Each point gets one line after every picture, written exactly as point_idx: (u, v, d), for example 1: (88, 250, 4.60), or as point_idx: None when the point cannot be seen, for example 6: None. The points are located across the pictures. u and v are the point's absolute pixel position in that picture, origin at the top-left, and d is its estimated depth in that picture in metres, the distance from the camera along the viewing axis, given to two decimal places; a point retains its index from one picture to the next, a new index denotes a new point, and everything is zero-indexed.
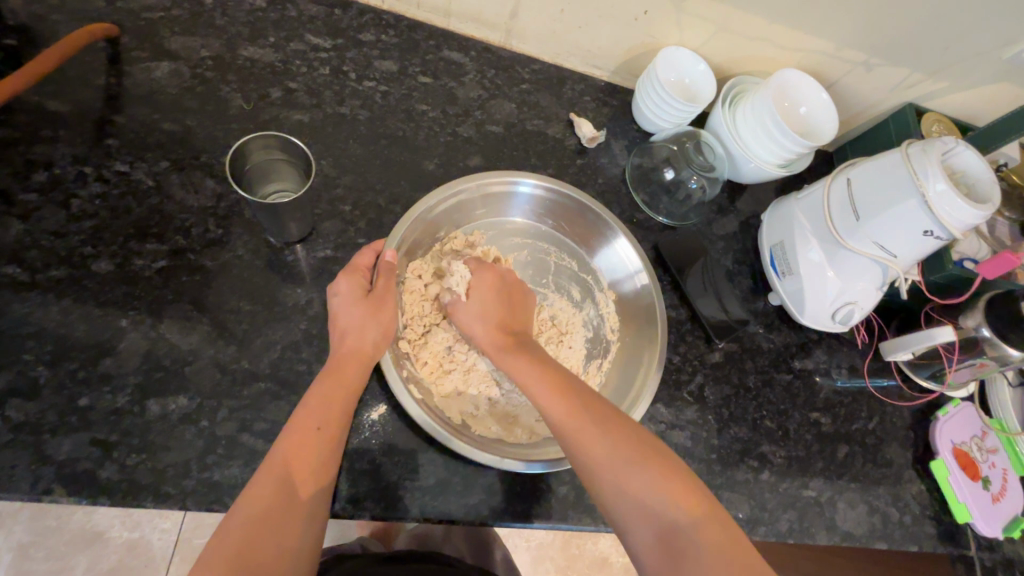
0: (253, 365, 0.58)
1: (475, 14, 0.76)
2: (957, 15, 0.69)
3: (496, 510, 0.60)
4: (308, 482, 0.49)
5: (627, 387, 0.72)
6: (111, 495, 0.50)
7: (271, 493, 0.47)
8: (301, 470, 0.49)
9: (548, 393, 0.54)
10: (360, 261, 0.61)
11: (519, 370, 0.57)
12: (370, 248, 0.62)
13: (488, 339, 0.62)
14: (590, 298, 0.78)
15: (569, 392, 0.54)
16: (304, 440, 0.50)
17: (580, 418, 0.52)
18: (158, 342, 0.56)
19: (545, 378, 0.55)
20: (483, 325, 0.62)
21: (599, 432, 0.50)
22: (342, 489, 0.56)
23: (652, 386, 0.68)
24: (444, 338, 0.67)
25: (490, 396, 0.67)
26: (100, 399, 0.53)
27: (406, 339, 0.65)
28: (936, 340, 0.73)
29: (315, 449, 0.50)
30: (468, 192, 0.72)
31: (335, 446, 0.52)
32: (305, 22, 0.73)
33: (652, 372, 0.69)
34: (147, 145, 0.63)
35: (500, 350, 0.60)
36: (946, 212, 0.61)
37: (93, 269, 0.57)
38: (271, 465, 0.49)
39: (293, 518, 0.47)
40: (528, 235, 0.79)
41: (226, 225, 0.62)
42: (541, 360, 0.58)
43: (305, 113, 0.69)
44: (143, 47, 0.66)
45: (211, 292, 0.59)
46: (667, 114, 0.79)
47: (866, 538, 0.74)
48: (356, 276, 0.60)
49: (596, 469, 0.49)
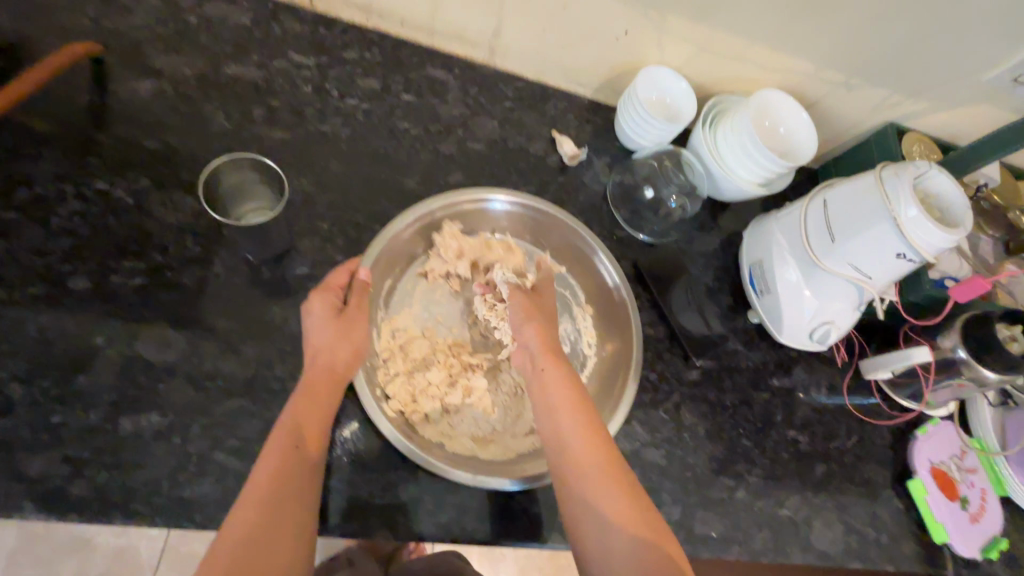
0: (228, 383, 0.58)
1: (458, 33, 0.77)
2: (934, 40, 0.70)
3: (468, 527, 0.61)
4: (295, 495, 0.50)
5: (601, 405, 0.73)
6: (81, 513, 0.51)
7: (259, 517, 0.47)
8: (288, 488, 0.49)
9: (570, 407, 0.58)
10: (335, 280, 0.61)
11: (550, 373, 0.61)
12: (346, 267, 0.62)
13: (535, 343, 0.64)
14: (568, 314, 0.78)
15: (577, 396, 0.59)
16: (287, 459, 0.51)
17: (583, 429, 0.56)
18: (134, 358, 0.57)
19: (564, 374, 0.61)
20: (530, 316, 0.66)
21: (588, 444, 0.55)
22: (332, 507, 0.57)
23: (629, 397, 0.71)
24: (441, 368, 0.68)
25: (471, 418, 0.67)
26: (73, 416, 0.53)
27: (384, 369, 0.66)
28: (912, 360, 0.74)
29: (301, 466, 0.51)
30: (440, 216, 0.73)
31: (316, 460, 0.53)
32: (289, 39, 0.74)
33: (629, 384, 0.71)
34: (129, 163, 0.64)
35: (553, 374, 0.61)
36: (918, 236, 0.62)
37: (70, 286, 0.58)
38: (257, 479, 0.49)
39: (282, 529, 0.48)
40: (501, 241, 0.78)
41: (205, 243, 0.63)
42: (586, 402, 0.59)
43: (287, 131, 0.70)
44: (127, 65, 0.67)
45: (188, 309, 0.60)
46: (648, 134, 0.80)
47: (842, 558, 0.75)
48: (329, 295, 0.60)
49: (598, 521, 0.51)
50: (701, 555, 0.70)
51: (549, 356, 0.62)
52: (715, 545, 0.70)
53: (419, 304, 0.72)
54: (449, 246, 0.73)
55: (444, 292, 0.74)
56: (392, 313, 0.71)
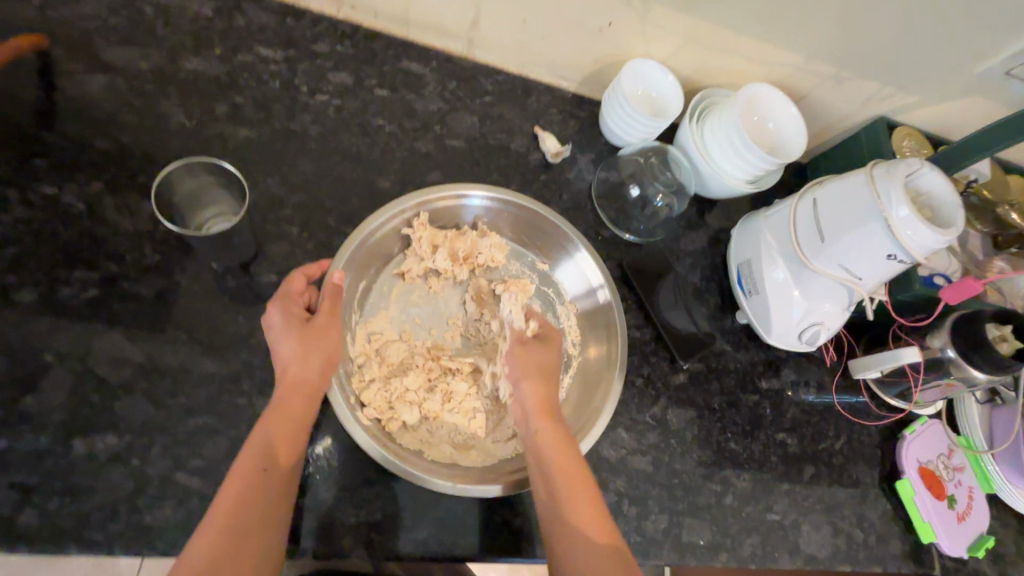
0: (190, 400, 0.55)
1: (435, 24, 0.73)
2: (924, 32, 0.68)
3: (447, 545, 0.58)
4: (260, 520, 0.47)
5: (586, 404, 0.71)
6: (31, 543, 0.48)
7: (214, 553, 0.45)
8: (249, 519, 0.47)
9: (564, 475, 0.55)
10: (292, 286, 0.58)
11: (545, 438, 0.58)
12: (300, 273, 0.59)
13: (530, 403, 0.61)
14: (551, 313, 0.76)
15: (573, 462, 0.57)
16: (249, 484, 0.48)
17: (576, 501, 0.54)
18: (86, 377, 0.53)
19: (559, 438, 0.58)
20: (523, 372, 0.63)
21: (582, 518, 0.53)
22: (304, 527, 0.55)
23: (614, 399, 0.68)
24: (420, 372, 0.65)
25: (451, 423, 0.64)
26: (21, 439, 0.50)
27: (360, 376, 0.63)
28: (901, 360, 0.73)
29: (264, 493, 0.48)
30: (412, 213, 0.70)
31: (288, 481, 0.50)
32: (254, 31, 0.70)
33: (615, 378, 0.70)
34: (80, 165, 0.60)
35: (549, 434, 0.59)
36: (910, 238, 0.60)
37: (15, 299, 0.54)
38: (222, 502, 0.47)
39: (244, 559, 0.46)
40: (478, 231, 0.74)
41: (164, 250, 0.59)
42: (581, 469, 0.57)
43: (253, 129, 0.67)
44: (76, 59, 0.63)
45: (146, 320, 0.56)
46: (633, 128, 0.77)
47: (830, 561, 0.74)
48: (288, 302, 0.57)
49: None
50: (688, 563, 0.68)
51: (545, 420, 0.60)
52: (702, 552, 0.68)
53: (395, 305, 0.69)
54: (422, 240, 0.69)
55: (422, 293, 0.71)
56: (368, 317, 0.68)
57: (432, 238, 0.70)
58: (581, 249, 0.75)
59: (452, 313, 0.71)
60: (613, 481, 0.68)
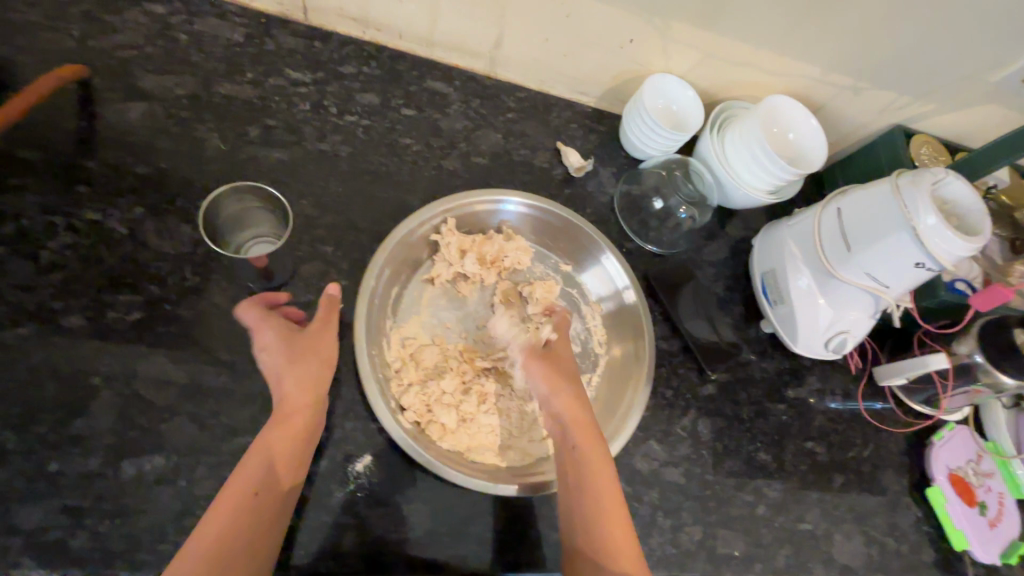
0: (233, 421, 0.56)
1: (458, 43, 0.75)
2: (942, 43, 0.69)
3: (487, 560, 0.58)
4: (252, 538, 0.47)
5: (616, 403, 0.72)
6: (83, 566, 0.48)
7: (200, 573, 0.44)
8: (243, 542, 0.47)
9: (598, 492, 0.56)
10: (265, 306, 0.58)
11: (582, 452, 0.58)
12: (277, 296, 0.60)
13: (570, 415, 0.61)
14: (576, 313, 0.77)
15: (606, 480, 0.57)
16: (252, 504, 0.49)
17: (605, 521, 0.54)
18: (132, 399, 0.54)
19: (594, 454, 0.58)
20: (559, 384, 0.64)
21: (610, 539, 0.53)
22: (298, 547, 0.54)
23: (640, 403, 0.69)
24: (455, 375, 0.66)
25: (488, 424, 0.65)
26: (70, 463, 0.51)
27: (398, 380, 0.64)
28: (930, 367, 0.73)
29: (260, 516, 0.49)
30: (439, 220, 0.71)
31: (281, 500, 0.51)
32: (284, 55, 0.71)
33: (641, 386, 0.71)
34: (121, 191, 0.61)
35: (585, 449, 0.58)
36: (938, 246, 0.60)
37: (61, 323, 0.55)
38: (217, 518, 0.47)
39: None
40: (504, 235, 0.75)
41: (204, 273, 0.60)
42: (614, 490, 0.56)
43: (285, 151, 0.68)
44: (114, 87, 0.64)
45: (187, 341, 0.57)
46: (654, 142, 0.78)
47: (864, 571, 0.73)
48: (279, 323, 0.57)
49: None
50: None
51: (585, 434, 0.60)
52: (737, 564, 0.68)
53: (428, 310, 0.70)
54: (451, 245, 0.70)
55: (451, 297, 0.72)
56: (400, 322, 0.69)
57: (460, 243, 0.71)
58: (606, 252, 0.76)
59: (480, 315, 0.72)
60: (646, 494, 0.68)
